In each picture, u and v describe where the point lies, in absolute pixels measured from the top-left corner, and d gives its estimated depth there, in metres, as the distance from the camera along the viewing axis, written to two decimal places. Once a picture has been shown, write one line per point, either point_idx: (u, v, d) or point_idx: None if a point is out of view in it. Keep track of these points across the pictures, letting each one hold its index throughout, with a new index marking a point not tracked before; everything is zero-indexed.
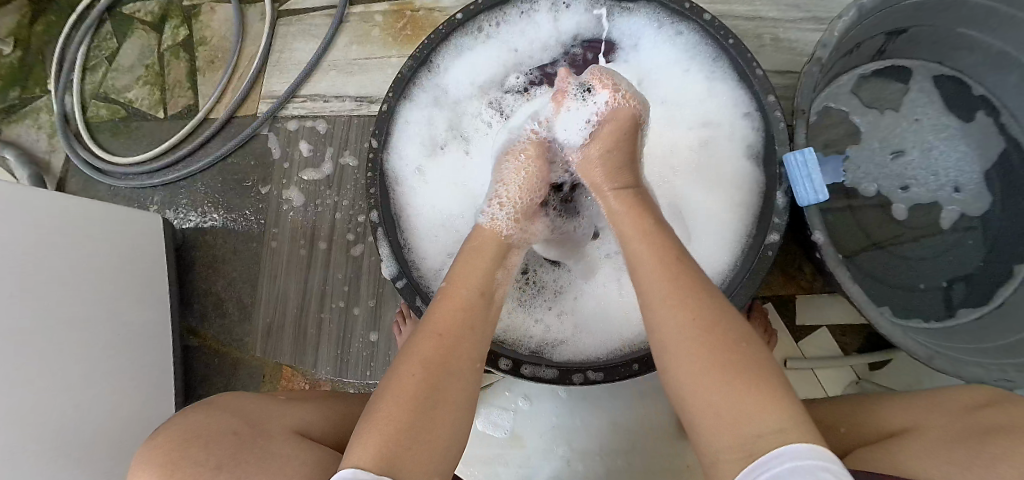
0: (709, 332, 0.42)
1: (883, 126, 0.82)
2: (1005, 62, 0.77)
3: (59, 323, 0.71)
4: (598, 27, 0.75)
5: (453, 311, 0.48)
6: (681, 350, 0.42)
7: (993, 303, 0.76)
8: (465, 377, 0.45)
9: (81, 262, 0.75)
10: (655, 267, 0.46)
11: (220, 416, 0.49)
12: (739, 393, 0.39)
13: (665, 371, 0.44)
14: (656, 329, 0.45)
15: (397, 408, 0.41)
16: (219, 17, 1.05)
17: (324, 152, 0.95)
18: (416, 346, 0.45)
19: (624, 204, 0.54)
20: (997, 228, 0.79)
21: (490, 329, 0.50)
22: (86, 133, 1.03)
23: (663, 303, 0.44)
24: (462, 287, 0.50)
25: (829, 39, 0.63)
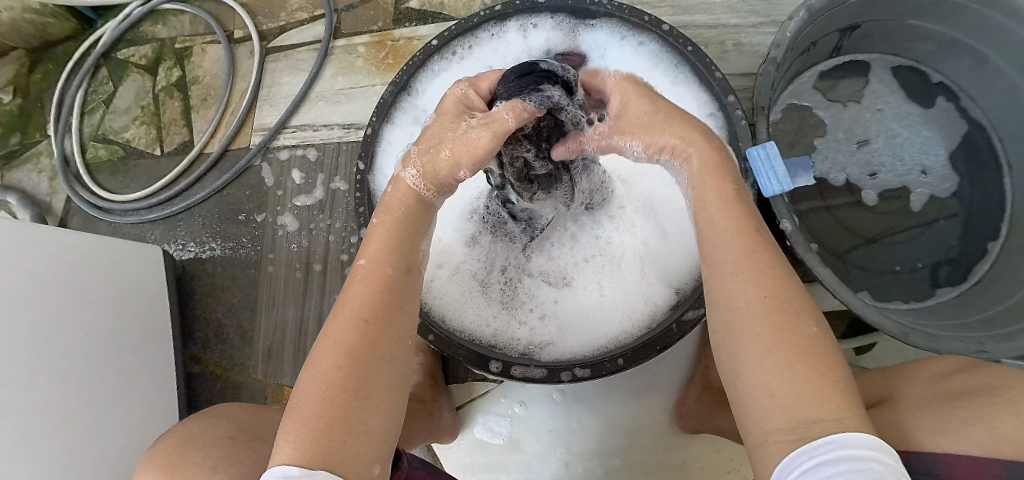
0: (788, 313, 0.40)
1: (847, 118, 0.86)
2: (957, 48, 0.81)
3: (64, 353, 0.73)
4: (567, 41, 0.78)
5: (358, 290, 0.43)
6: (756, 326, 0.40)
7: (971, 281, 0.79)
8: (393, 360, 0.42)
9: (84, 294, 0.78)
10: (736, 233, 0.44)
11: (217, 424, 0.51)
12: (812, 379, 0.38)
13: (724, 344, 0.42)
14: (726, 296, 0.42)
15: (317, 405, 0.38)
16: (210, 56, 1.10)
17: (316, 178, 0.98)
18: (335, 330, 0.41)
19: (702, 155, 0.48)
20: (965, 207, 0.82)
21: (414, 302, 0.45)
22: (86, 174, 1.07)
23: (743, 275, 0.42)
24: (377, 260, 0.44)
25: (782, 39, 0.68)
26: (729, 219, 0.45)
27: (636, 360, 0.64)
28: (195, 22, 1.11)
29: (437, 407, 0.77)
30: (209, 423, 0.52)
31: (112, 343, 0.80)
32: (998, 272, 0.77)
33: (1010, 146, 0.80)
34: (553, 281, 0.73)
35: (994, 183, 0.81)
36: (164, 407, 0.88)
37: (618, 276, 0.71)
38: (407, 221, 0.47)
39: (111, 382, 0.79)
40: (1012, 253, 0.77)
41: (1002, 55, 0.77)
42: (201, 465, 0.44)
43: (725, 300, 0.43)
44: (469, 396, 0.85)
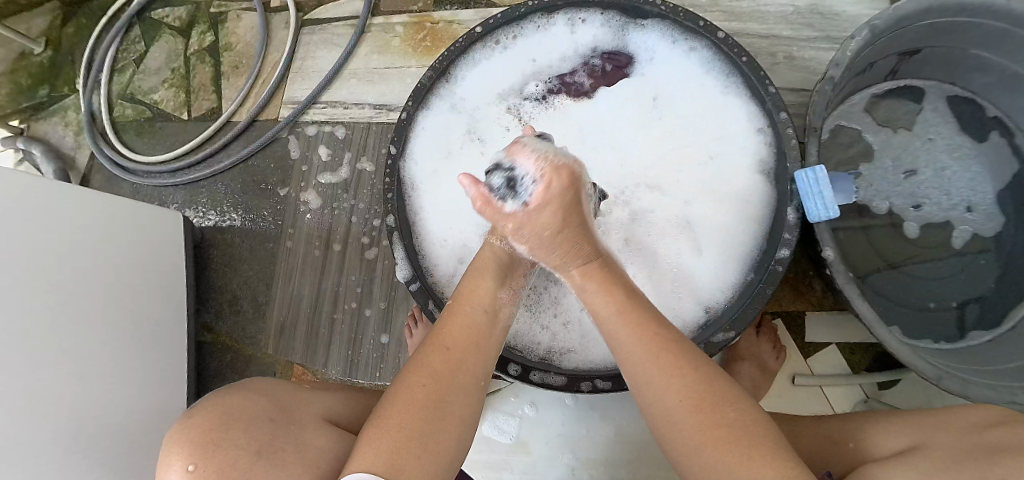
0: (702, 409, 0.44)
1: (895, 145, 0.83)
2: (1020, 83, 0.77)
3: (77, 314, 0.72)
4: (615, 40, 0.76)
5: (460, 328, 0.51)
6: (679, 426, 0.45)
7: (1006, 325, 0.75)
8: (470, 393, 0.47)
9: (101, 256, 0.77)
10: (635, 345, 0.49)
11: (254, 397, 0.50)
12: (738, 459, 0.41)
13: (665, 443, 0.47)
14: (648, 399, 0.47)
15: (405, 414, 0.43)
16: (245, 24, 1.08)
17: (342, 157, 0.97)
18: (425, 358, 0.48)
19: (586, 273, 0.54)
20: (1010, 249, 0.78)
21: (495, 352, 0.53)
22: (112, 132, 1.07)
23: (653, 386, 0.47)
24: (467, 304, 0.53)
25: (842, 57, 0.64)
26: (626, 334, 0.50)
27: None
28: None
29: None
30: (244, 395, 0.50)
31: (125, 307, 0.80)
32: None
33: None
34: (578, 287, 0.71)
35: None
36: (175, 374, 0.88)
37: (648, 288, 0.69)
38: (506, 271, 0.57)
39: (121, 347, 0.78)
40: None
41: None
42: (243, 450, 0.43)
43: (651, 407, 0.47)
44: None
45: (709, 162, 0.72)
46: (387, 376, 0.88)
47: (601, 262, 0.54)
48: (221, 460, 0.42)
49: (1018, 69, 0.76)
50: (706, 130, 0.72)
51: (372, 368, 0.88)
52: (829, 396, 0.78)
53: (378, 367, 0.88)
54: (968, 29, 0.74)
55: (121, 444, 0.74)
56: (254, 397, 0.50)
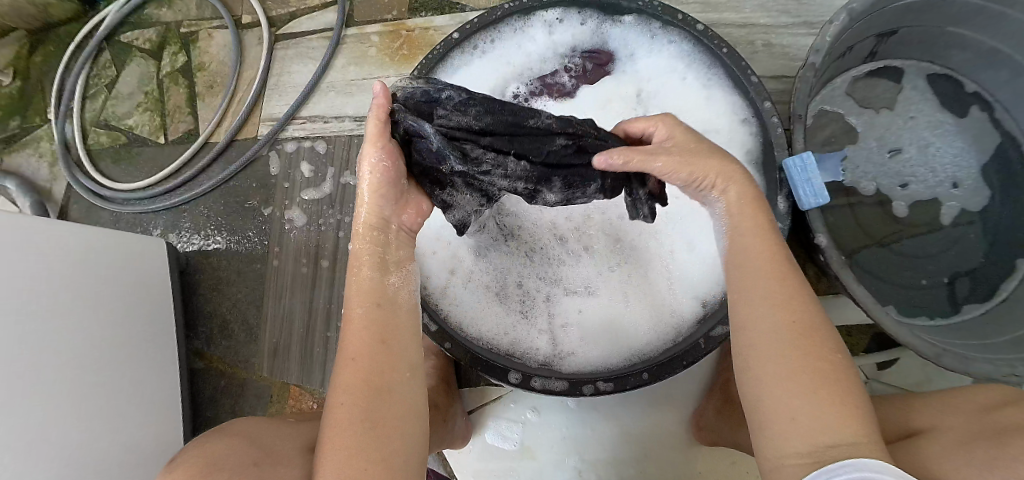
0: (813, 341, 0.42)
1: (878, 125, 0.83)
2: (997, 58, 0.78)
3: (63, 348, 0.70)
4: (594, 38, 0.76)
5: (358, 330, 0.47)
6: (777, 352, 0.42)
7: (998, 298, 0.76)
8: (400, 391, 0.45)
9: (84, 286, 0.75)
10: (767, 268, 0.46)
11: (230, 443, 0.50)
12: (827, 403, 0.40)
13: (746, 363, 0.44)
14: (746, 326, 0.45)
15: (344, 442, 0.42)
16: (217, 42, 1.06)
17: (325, 171, 0.95)
18: (339, 373, 0.45)
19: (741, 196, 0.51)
20: (998, 221, 0.79)
21: (412, 331, 0.49)
22: (87, 160, 1.04)
23: (766, 302, 0.45)
24: (357, 306, 0.48)
25: (820, 44, 0.64)
26: (758, 253, 0.48)
27: (665, 373, 0.62)
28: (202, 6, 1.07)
29: (451, 413, 0.75)
30: (221, 442, 0.50)
31: (112, 337, 0.77)
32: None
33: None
34: (573, 288, 0.70)
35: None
36: (168, 403, 0.86)
37: (644, 287, 0.69)
38: (384, 257, 0.50)
39: (112, 379, 0.76)
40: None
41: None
42: None
43: (750, 329, 0.45)
44: (482, 400, 0.83)
45: None
46: None
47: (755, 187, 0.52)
48: None
49: (994, 44, 0.76)
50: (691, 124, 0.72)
51: None
52: None
53: None
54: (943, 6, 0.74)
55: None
56: (228, 445, 0.50)
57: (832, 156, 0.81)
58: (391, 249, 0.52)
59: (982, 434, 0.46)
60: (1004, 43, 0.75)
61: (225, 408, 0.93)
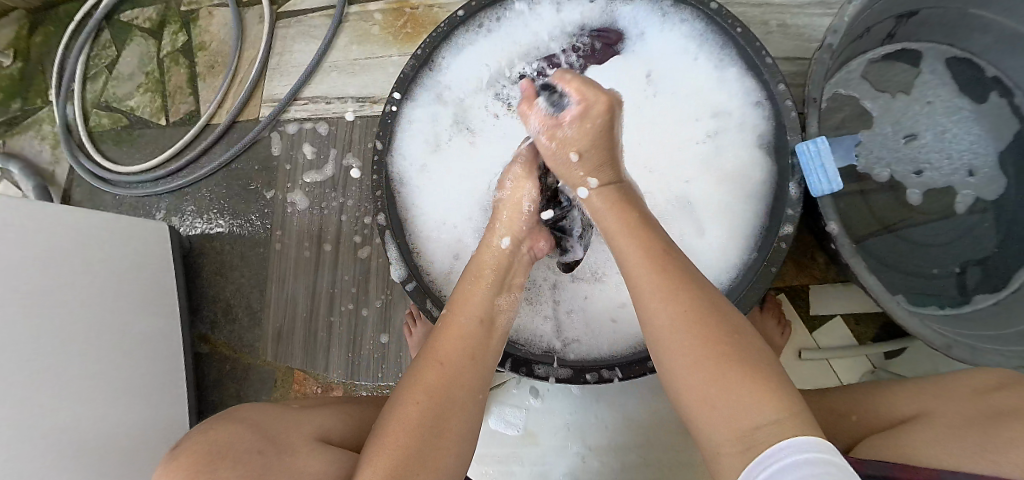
0: (703, 325, 0.42)
1: (893, 110, 0.81)
2: (1020, 41, 0.75)
3: (64, 331, 0.70)
4: (603, 17, 0.73)
5: (454, 339, 0.49)
6: (677, 342, 0.42)
7: (1010, 288, 0.74)
8: (470, 406, 0.46)
9: (85, 268, 0.74)
10: (649, 269, 0.46)
11: (238, 432, 0.48)
12: (737, 384, 0.39)
13: (663, 366, 0.44)
14: (651, 328, 0.45)
15: (405, 437, 0.42)
16: (218, 21, 1.04)
17: (328, 154, 0.94)
18: (421, 372, 0.46)
19: (607, 201, 0.53)
20: (1015, 210, 0.77)
21: (494, 360, 0.51)
22: (89, 142, 1.03)
23: (654, 302, 0.44)
24: (461, 315, 0.50)
25: (839, 25, 0.62)
26: (639, 255, 0.47)
27: None
28: None
29: None
30: (226, 427, 0.49)
31: (114, 320, 0.77)
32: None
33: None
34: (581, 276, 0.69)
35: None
36: (172, 386, 0.87)
37: None
38: (502, 278, 0.54)
39: (115, 362, 0.76)
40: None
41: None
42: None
43: (653, 321, 0.44)
44: None
45: (706, 140, 0.70)
46: (390, 376, 0.87)
47: (618, 187, 0.54)
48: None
49: (1018, 26, 0.73)
50: (702, 106, 0.70)
51: (373, 369, 0.87)
52: (835, 368, 0.77)
53: (380, 367, 0.87)
54: None
55: (119, 461, 0.72)
56: (237, 433, 0.48)
57: (846, 139, 0.79)
58: (514, 270, 0.56)
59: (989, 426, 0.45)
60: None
61: (230, 391, 0.93)
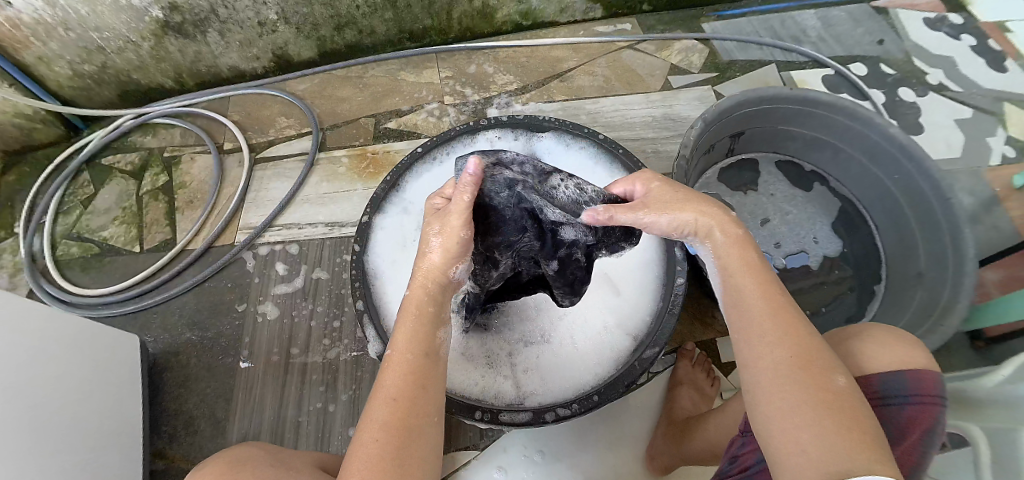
0: (812, 372, 0.49)
1: (747, 202, 1.10)
2: (823, 145, 1.07)
3: (20, 409, 0.71)
4: (526, 149, 1.00)
5: (399, 376, 0.55)
6: (791, 389, 0.49)
7: (869, 315, 0.99)
8: (425, 432, 0.52)
9: (49, 352, 0.78)
10: (768, 310, 0.54)
11: (249, 451, 0.62)
12: (835, 430, 0.46)
13: (755, 397, 0.51)
14: (753, 362, 0.52)
15: (373, 469, 0.48)
16: (198, 164, 1.21)
17: (298, 269, 1.07)
18: (375, 411, 0.52)
19: (738, 255, 0.59)
20: (853, 258, 1.05)
21: (441, 387, 0.57)
22: (55, 269, 1.09)
23: (768, 343, 0.52)
24: (406, 353, 0.57)
25: (688, 141, 0.91)
26: (765, 312, 0.54)
27: (611, 395, 0.74)
28: (186, 135, 1.24)
29: None
30: (246, 452, 0.62)
31: (71, 410, 0.78)
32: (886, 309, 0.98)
33: (875, 213, 1.06)
34: (532, 340, 0.84)
35: (869, 238, 1.06)
36: None
37: (587, 330, 0.84)
38: (437, 315, 0.61)
39: (70, 458, 0.76)
40: (892, 294, 0.99)
41: (855, 146, 1.03)
42: None
43: (759, 365, 0.52)
44: (453, 465, 0.88)
45: None
46: None
47: (745, 240, 0.60)
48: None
49: (815, 134, 1.06)
50: None
51: None
52: None
53: None
54: (768, 114, 1.02)
55: None
56: (250, 452, 0.62)
57: None
58: (443, 308, 0.62)
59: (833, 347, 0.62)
60: (821, 134, 1.05)
61: None
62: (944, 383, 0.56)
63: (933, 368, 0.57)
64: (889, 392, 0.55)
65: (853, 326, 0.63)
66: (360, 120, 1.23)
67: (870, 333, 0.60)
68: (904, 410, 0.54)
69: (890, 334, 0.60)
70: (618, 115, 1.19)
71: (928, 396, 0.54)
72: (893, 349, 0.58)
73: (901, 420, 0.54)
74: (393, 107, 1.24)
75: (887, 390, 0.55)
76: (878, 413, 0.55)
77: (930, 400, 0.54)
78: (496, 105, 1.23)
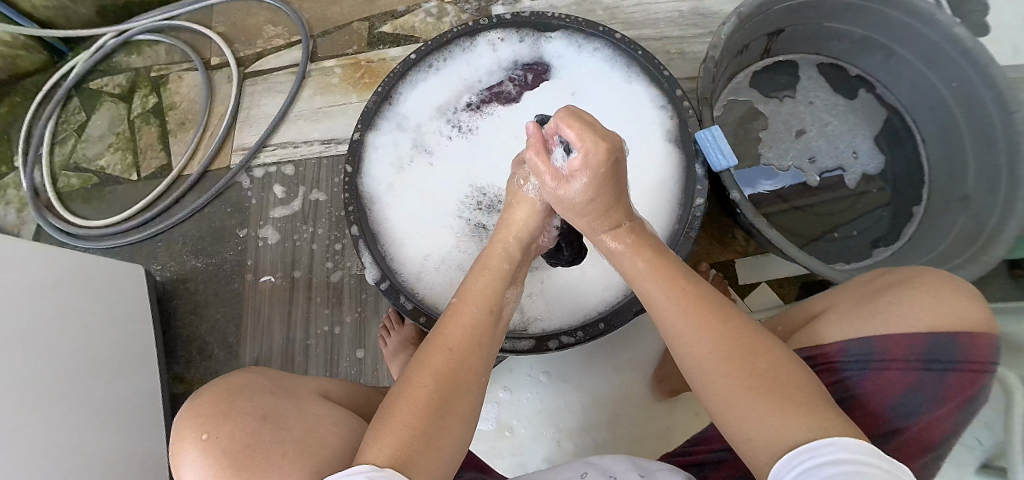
0: (756, 369, 0.45)
1: (783, 110, 0.98)
2: (869, 44, 0.93)
3: (45, 345, 0.72)
4: (534, 53, 0.88)
5: (461, 325, 0.52)
6: (743, 396, 0.45)
7: (903, 239, 0.90)
8: (474, 388, 0.49)
9: (58, 294, 0.77)
10: (688, 314, 0.51)
11: (253, 380, 0.56)
12: (774, 411, 0.43)
13: (715, 400, 0.47)
14: (696, 368, 0.49)
15: (418, 413, 0.44)
16: (187, 83, 1.14)
17: (296, 191, 1.02)
18: (431, 354, 0.49)
19: (634, 253, 0.57)
20: (894, 174, 0.94)
21: (494, 350, 0.54)
22: (58, 202, 1.07)
23: (700, 348, 0.49)
24: (471, 304, 0.54)
25: (718, 41, 0.78)
26: (682, 312, 0.51)
27: (619, 322, 0.71)
28: (172, 52, 1.16)
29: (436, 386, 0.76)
30: (244, 378, 0.56)
31: (88, 347, 0.79)
32: (924, 231, 0.89)
33: (922, 124, 0.94)
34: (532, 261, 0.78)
35: (914, 152, 0.95)
36: (148, 422, 0.87)
37: (597, 255, 0.78)
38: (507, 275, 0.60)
39: (95, 392, 0.78)
40: (933, 215, 0.90)
41: (909, 49, 0.89)
42: (246, 420, 0.49)
43: (707, 373, 0.48)
44: None
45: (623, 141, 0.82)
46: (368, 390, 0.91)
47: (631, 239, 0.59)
48: (231, 422, 0.49)
49: (866, 33, 0.92)
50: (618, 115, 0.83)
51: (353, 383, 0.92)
52: None
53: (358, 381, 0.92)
54: (815, 6, 0.88)
55: None
56: (251, 381, 0.56)
57: (791, 174, 0.95)
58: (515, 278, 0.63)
59: (871, 291, 0.55)
60: (870, 32, 0.91)
61: None
62: (999, 349, 0.49)
63: (991, 328, 0.49)
64: (931, 358, 0.49)
65: (905, 273, 0.54)
66: (353, 24, 1.12)
67: (923, 280, 0.52)
68: (944, 379, 0.49)
69: (942, 280, 0.51)
70: (640, 10, 1.05)
71: (978, 363, 0.48)
72: (946, 296, 0.50)
73: (938, 388, 0.49)
74: (387, 8, 1.11)
75: (930, 357, 0.49)
76: (915, 377, 0.50)
77: (979, 369, 0.48)
78: (501, 1, 1.09)
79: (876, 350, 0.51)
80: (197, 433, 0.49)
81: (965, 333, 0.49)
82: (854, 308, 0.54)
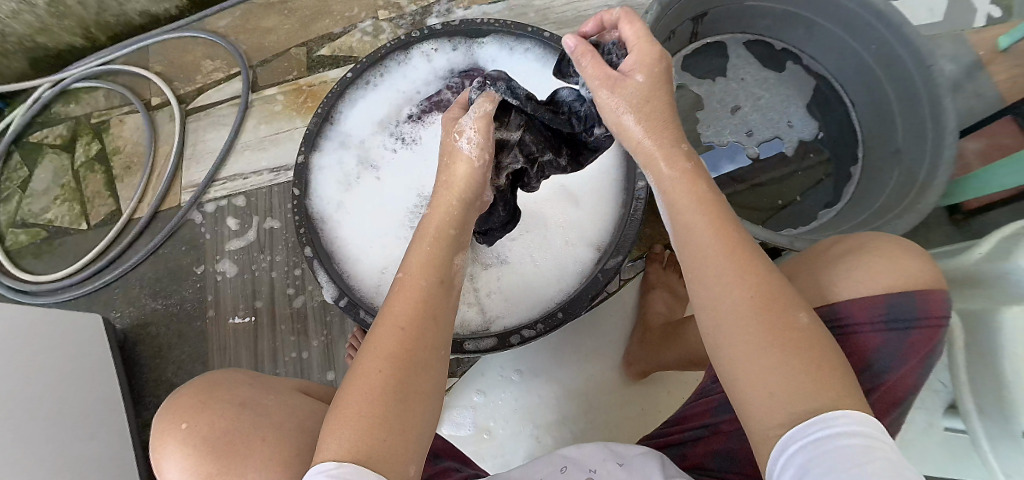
0: (770, 310, 0.43)
1: (717, 89, 1.01)
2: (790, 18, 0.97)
3: (8, 405, 0.71)
4: (468, 59, 0.90)
5: (406, 302, 0.48)
6: (750, 336, 0.42)
7: (845, 201, 0.94)
8: (433, 367, 0.46)
9: (13, 350, 0.75)
10: (720, 245, 0.46)
11: (233, 374, 0.56)
12: (781, 361, 0.41)
13: (714, 339, 0.45)
14: (707, 302, 0.46)
15: (372, 407, 0.42)
16: (129, 126, 1.13)
17: (250, 222, 1.02)
18: (379, 339, 0.46)
19: (676, 171, 0.50)
20: (828, 139, 0.98)
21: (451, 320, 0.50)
22: (7, 260, 1.05)
23: (716, 283, 0.45)
24: (419, 277, 0.50)
25: None
26: (713, 239, 0.46)
27: (577, 309, 0.72)
28: (111, 96, 1.14)
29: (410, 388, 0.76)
30: (224, 372, 0.57)
31: (51, 401, 0.77)
32: (863, 190, 0.93)
33: (850, 89, 0.98)
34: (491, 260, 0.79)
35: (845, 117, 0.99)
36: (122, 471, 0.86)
37: (550, 248, 0.79)
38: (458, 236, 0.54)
39: (63, 445, 0.76)
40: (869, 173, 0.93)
41: (827, 19, 0.93)
42: (221, 412, 0.50)
43: (715, 309, 0.45)
44: None
45: None
46: None
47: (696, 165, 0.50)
48: (209, 411, 0.50)
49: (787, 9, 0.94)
50: None
51: None
52: None
53: None
54: None
55: None
56: (230, 375, 0.56)
57: (732, 148, 0.98)
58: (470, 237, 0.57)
59: (828, 258, 0.57)
60: (792, 8, 0.94)
61: None
62: (949, 303, 0.53)
63: (941, 285, 0.53)
64: (894, 318, 0.52)
65: (858, 238, 0.57)
66: (291, 51, 1.12)
67: (876, 246, 0.55)
68: (906, 336, 0.52)
69: (894, 244, 0.55)
70: (570, 8, 1.07)
71: (934, 318, 0.52)
72: (896, 258, 0.53)
73: (902, 345, 0.52)
74: (323, 31, 1.12)
75: (894, 316, 0.52)
76: (882, 338, 0.52)
77: (937, 323, 0.52)
78: (435, 13, 1.10)
79: (845, 314, 0.53)
80: (180, 424, 0.50)
81: (889, 278, 0.52)
82: (812, 275, 0.57)
